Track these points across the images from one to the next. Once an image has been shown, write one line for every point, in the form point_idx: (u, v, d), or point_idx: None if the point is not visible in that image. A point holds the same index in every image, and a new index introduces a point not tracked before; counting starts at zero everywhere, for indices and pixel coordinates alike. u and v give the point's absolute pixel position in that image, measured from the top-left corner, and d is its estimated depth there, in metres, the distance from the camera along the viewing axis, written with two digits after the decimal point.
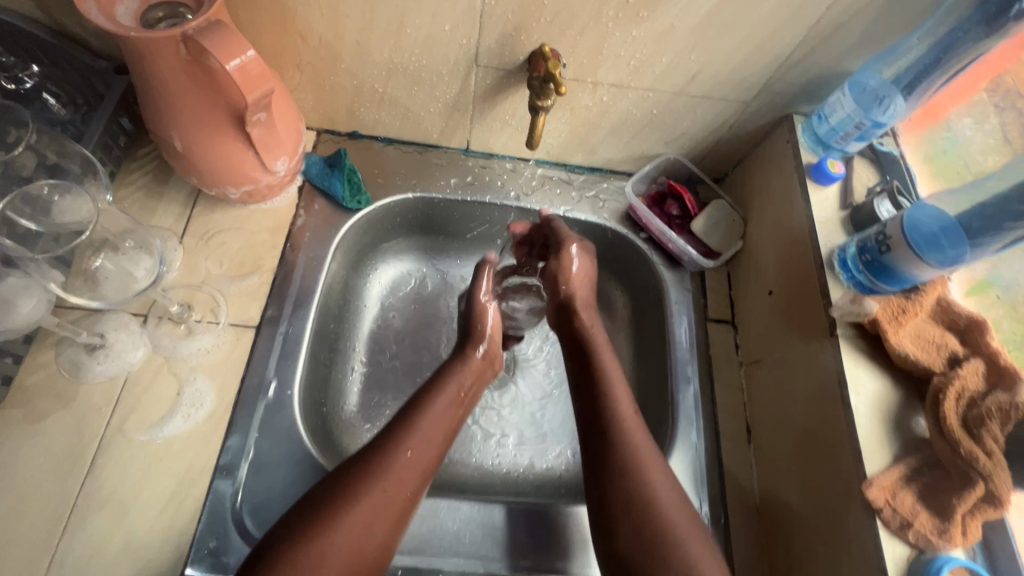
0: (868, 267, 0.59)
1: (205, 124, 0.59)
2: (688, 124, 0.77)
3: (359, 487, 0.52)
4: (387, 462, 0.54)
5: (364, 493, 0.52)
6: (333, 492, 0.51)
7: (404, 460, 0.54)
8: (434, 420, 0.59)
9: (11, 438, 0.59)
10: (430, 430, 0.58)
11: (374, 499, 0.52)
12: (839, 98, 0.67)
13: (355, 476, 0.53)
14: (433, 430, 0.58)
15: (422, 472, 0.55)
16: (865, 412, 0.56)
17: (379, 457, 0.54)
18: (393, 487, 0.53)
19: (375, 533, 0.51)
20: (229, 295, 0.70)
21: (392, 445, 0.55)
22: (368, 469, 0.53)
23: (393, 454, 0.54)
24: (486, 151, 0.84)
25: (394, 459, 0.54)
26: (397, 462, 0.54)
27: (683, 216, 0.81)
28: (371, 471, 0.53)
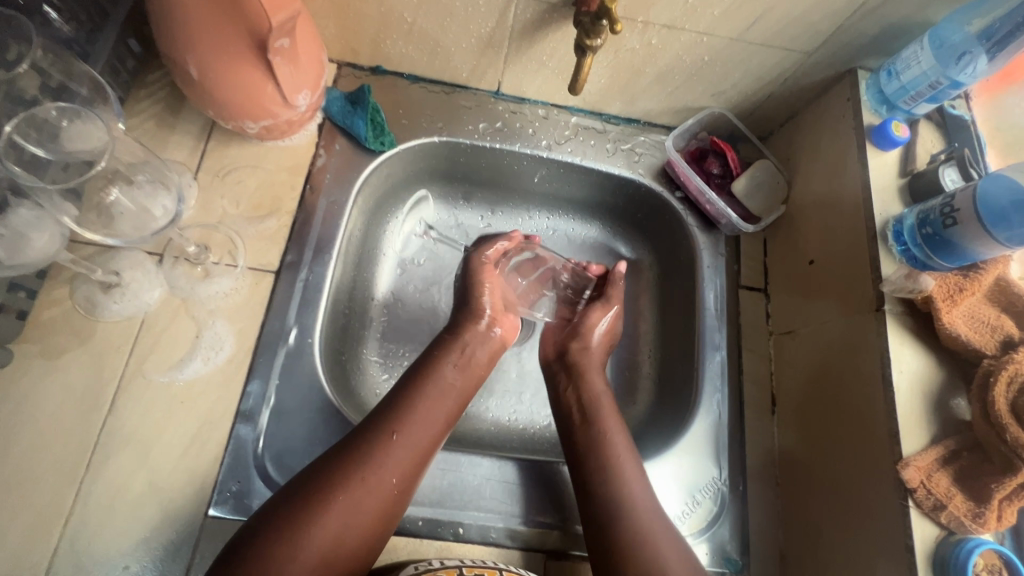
0: (927, 241, 0.56)
1: (223, 50, 0.54)
2: (740, 74, 0.71)
3: (348, 475, 0.50)
4: (378, 448, 0.52)
5: (351, 482, 0.50)
6: (319, 478, 0.50)
7: (395, 446, 0.53)
8: (430, 408, 0.57)
9: (30, 373, 0.58)
10: (426, 416, 0.56)
11: (360, 489, 0.50)
12: (915, 52, 0.61)
13: (342, 463, 0.51)
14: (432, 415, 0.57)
15: (413, 458, 0.54)
16: (906, 391, 0.55)
17: (374, 442, 0.53)
18: (381, 473, 0.52)
19: (358, 523, 0.49)
20: (246, 238, 0.67)
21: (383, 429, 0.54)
22: (355, 456, 0.52)
23: (384, 440, 0.53)
24: (517, 94, 0.79)
25: (382, 445, 0.53)
26: (389, 448, 0.53)
27: (724, 175, 0.77)
28: (358, 458, 0.51)
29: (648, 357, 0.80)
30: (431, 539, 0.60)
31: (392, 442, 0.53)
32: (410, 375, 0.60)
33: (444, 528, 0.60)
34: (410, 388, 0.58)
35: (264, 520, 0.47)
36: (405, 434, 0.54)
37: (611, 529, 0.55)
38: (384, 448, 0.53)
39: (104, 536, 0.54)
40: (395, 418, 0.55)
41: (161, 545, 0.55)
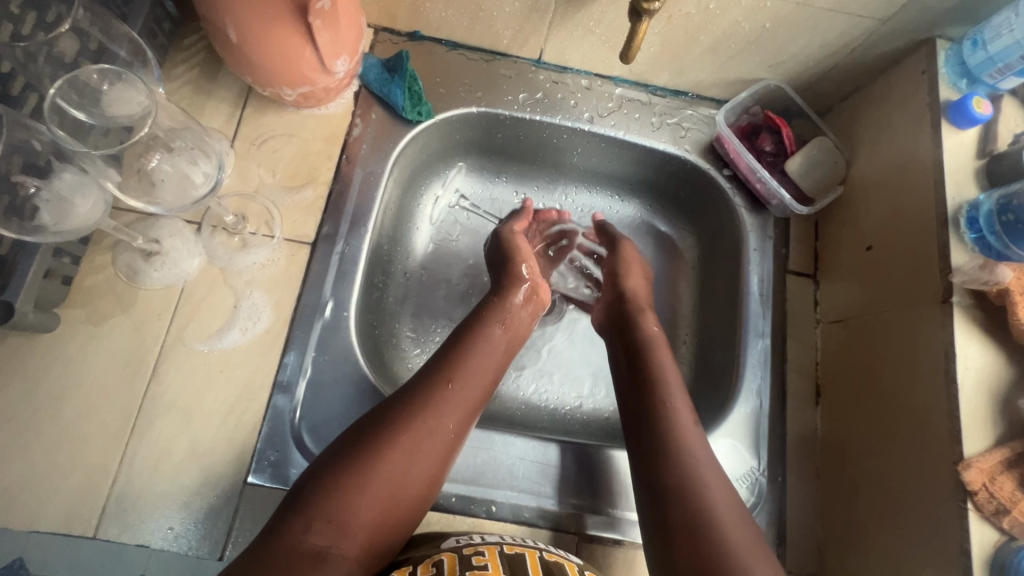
0: (1006, 228, 0.52)
1: (263, 14, 0.52)
2: (802, 43, 0.66)
3: (406, 419, 0.49)
4: (434, 394, 0.52)
5: (411, 425, 0.49)
6: (377, 424, 0.49)
7: (452, 392, 0.52)
8: (483, 358, 0.57)
9: (76, 337, 0.59)
10: (478, 365, 0.56)
11: (420, 433, 0.49)
12: (1008, 18, 0.55)
13: (400, 408, 0.50)
14: (483, 367, 0.56)
15: (468, 405, 0.53)
16: (971, 388, 0.52)
17: (424, 389, 0.52)
18: (439, 417, 0.51)
19: (420, 466, 0.48)
20: (283, 209, 0.66)
21: (437, 377, 0.53)
22: (411, 402, 0.51)
23: (440, 387, 0.52)
24: (560, 63, 0.75)
25: (439, 391, 0.52)
26: (445, 394, 0.52)
27: (777, 154, 0.72)
28: (414, 404, 0.51)
29: (686, 341, 0.78)
30: (463, 516, 0.60)
31: (448, 389, 0.52)
32: (458, 333, 0.59)
33: (477, 505, 0.60)
34: (460, 341, 0.58)
35: (327, 463, 0.47)
36: (460, 382, 0.53)
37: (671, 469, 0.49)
38: (440, 394, 0.52)
39: (150, 498, 0.56)
40: (449, 367, 0.54)
41: (203, 510, 0.56)
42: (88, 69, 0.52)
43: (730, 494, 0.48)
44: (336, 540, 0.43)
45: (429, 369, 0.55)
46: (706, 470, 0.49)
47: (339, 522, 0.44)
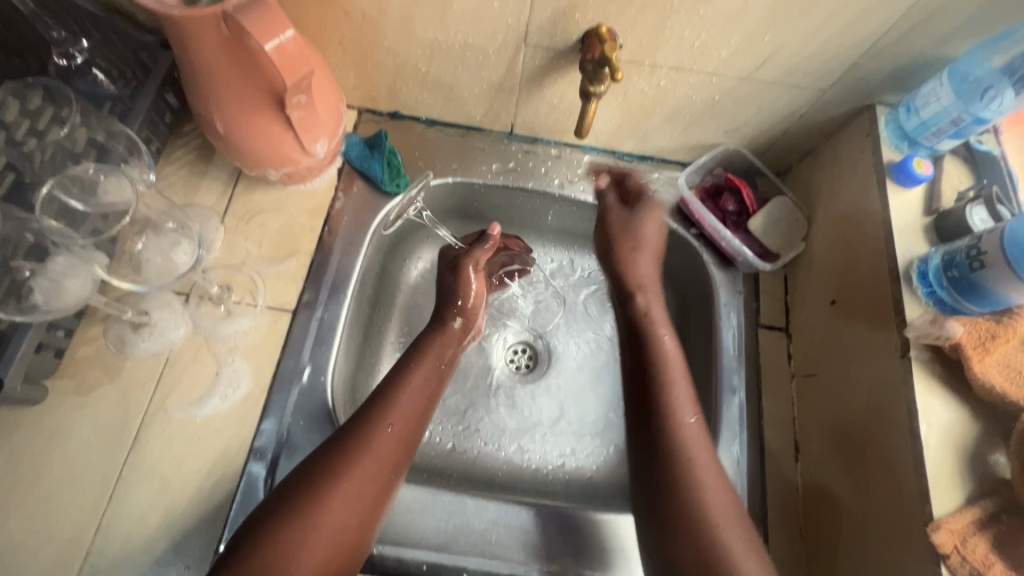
0: (953, 284, 0.54)
1: (249, 108, 0.58)
2: (752, 112, 0.70)
3: (345, 466, 0.52)
4: (371, 439, 0.54)
5: (350, 471, 0.52)
6: (315, 471, 0.51)
7: (389, 436, 0.55)
8: (416, 397, 0.60)
9: (63, 407, 0.61)
10: (412, 405, 0.59)
11: (356, 479, 0.52)
12: (934, 88, 0.59)
13: (336, 455, 0.53)
14: (411, 404, 0.59)
15: (404, 446, 0.56)
16: (936, 445, 0.52)
17: (356, 433, 0.55)
18: (376, 462, 0.53)
19: (358, 511, 0.51)
20: (266, 278, 0.70)
21: (375, 420, 0.56)
22: (350, 448, 0.53)
23: (376, 430, 0.55)
24: (530, 134, 0.80)
25: (376, 435, 0.55)
26: (379, 437, 0.55)
27: (740, 213, 0.75)
28: (350, 448, 0.53)
29: None
30: None
31: (386, 433, 0.55)
32: (395, 369, 0.62)
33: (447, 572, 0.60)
34: (395, 380, 0.61)
35: (265, 514, 0.49)
36: (396, 424, 0.56)
37: (671, 482, 0.53)
38: (377, 438, 0.54)
39: (123, 568, 0.56)
40: (385, 409, 0.57)
41: None
42: (85, 166, 0.58)
43: (725, 498, 0.52)
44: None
45: (366, 411, 0.57)
46: (709, 470, 0.53)
47: (281, 574, 0.46)
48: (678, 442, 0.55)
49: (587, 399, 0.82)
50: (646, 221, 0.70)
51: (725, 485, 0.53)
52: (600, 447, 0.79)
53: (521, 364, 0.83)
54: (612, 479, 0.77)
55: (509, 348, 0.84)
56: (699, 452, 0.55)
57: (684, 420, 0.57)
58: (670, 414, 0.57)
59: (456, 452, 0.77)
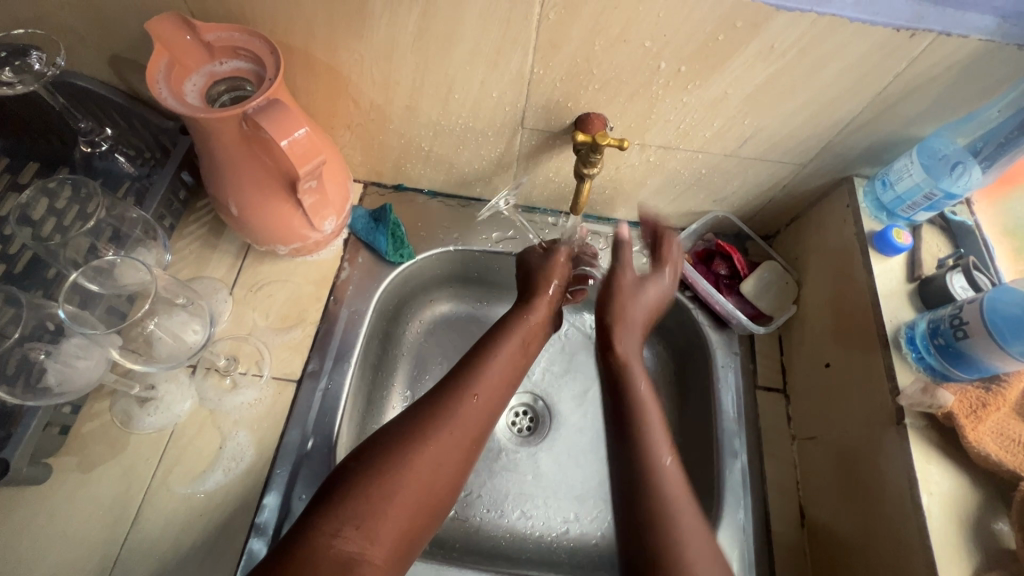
0: (941, 351, 0.56)
1: (263, 193, 0.61)
2: (738, 184, 0.74)
3: (429, 428, 0.53)
4: (459, 405, 0.56)
5: (437, 435, 0.53)
6: (402, 431, 0.53)
7: (474, 405, 0.57)
8: (503, 372, 0.61)
9: (65, 484, 0.61)
10: (498, 379, 0.60)
11: (443, 443, 0.53)
12: (906, 164, 0.63)
13: (426, 416, 0.54)
14: (499, 376, 0.60)
15: (486, 418, 0.58)
16: (939, 515, 0.52)
17: (439, 399, 0.56)
18: (460, 429, 0.55)
19: (441, 476, 0.52)
20: (273, 349, 0.71)
21: (462, 389, 0.57)
22: (437, 414, 0.55)
23: (464, 397, 0.57)
24: (527, 204, 0.84)
25: (463, 401, 0.56)
26: (466, 406, 0.56)
27: (732, 276, 0.77)
28: (439, 412, 0.55)
29: None
30: None
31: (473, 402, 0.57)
32: (479, 345, 0.63)
33: None
34: (482, 353, 0.62)
35: (351, 471, 0.50)
36: (483, 395, 0.58)
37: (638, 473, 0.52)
38: (463, 404, 0.56)
39: None
40: (474, 380, 0.59)
41: None
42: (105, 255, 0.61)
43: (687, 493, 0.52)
44: (365, 546, 0.46)
45: (452, 380, 0.59)
46: (663, 450, 0.54)
47: (366, 530, 0.47)
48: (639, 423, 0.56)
49: (588, 463, 0.81)
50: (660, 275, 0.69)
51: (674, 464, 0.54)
52: (604, 512, 0.78)
53: (523, 427, 0.83)
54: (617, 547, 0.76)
55: (510, 411, 0.84)
56: (661, 446, 0.54)
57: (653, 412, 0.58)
58: (636, 400, 0.58)
59: (458, 520, 0.76)
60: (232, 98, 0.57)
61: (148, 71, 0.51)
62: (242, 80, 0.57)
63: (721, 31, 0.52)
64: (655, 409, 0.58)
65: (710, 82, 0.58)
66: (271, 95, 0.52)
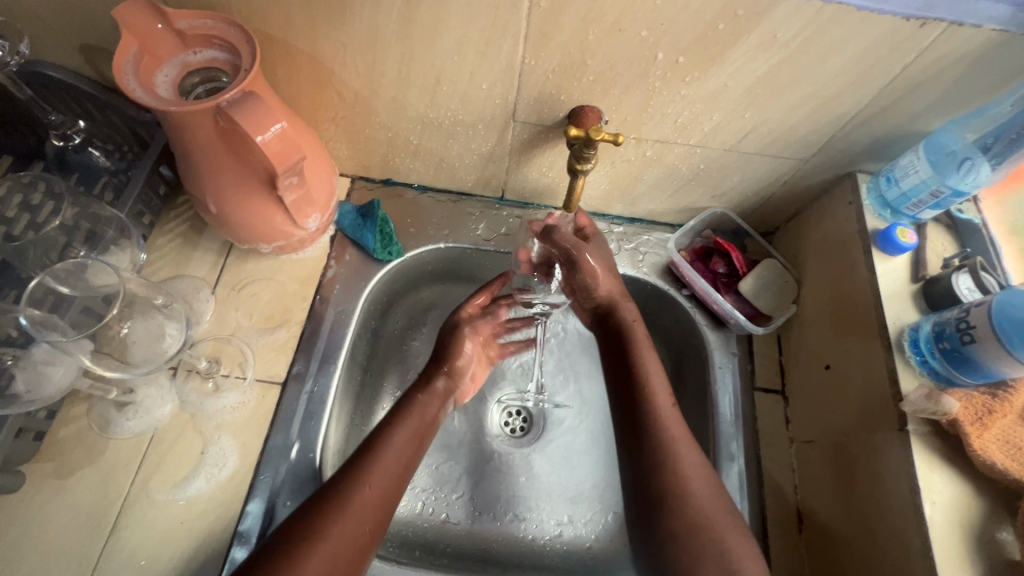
0: (945, 356, 0.54)
1: (242, 189, 0.58)
2: (737, 179, 0.71)
3: (323, 523, 0.50)
4: (354, 498, 0.52)
5: (331, 529, 0.49)
6: (300, 526, 0.49)
7: (373, 497, 0.53)
8: (400, 457, 0.58)
9: (40, 492, 0.59)
10: (393, 470, 0.57)
11: (335, 541, 0.49)
12: (912, 160, 0.61)
13: (321, 509, 0.51)
14: (396, 464, 0.57)
15: (382, 509, 0.54)
16: (942, 524, 0.51)
17: (336, 490, 0.52)
18: (355, 523, 0.51)
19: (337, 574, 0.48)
20: (256, 350, 0.69)
21: (358, 480, 0.54)
22: (328, 507, 0.51)
23: (359, 489, 0.53)
24: (520, 199, 0.81)
25: (358, 492, 0.53)
26: (360, 498, 0.53)
27: (730, 275, 0.75)
28: (333, 506, 0.51)
29: None
30: None
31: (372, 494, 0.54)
32: (375, 432, 0.60)
33: None
34: (375, 445, 0.58)
35: (250, 572, 0.45)
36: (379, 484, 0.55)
37: (665, 495, 0.54)
38: (358, 495, 0.53)
39: None
40: (369, 470, 0.55)
41: None
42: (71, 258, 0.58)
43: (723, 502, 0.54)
44: None
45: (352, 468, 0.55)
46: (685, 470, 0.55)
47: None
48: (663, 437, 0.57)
49: (583, 463, 0.80)
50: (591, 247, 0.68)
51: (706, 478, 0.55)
52: (599, 515, 0.77)
53: (516, 427, 0.82)
54: (611, 549, 0.75)
55: (503, 411, 0.83)
56: (689, 463, 0.55)
57: (674, 431, 0.57)
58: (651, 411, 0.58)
59: (449, 524, 0.74)
60: (208, 90, 0.54)
61: (115, 62, 0.49)
62: (218, 71, 0.54)
63: (721, 21, 0.50)
64: (674, 421, 0.58)
65: (710, 73, 0.55)
66: (246, 87, 0.50)
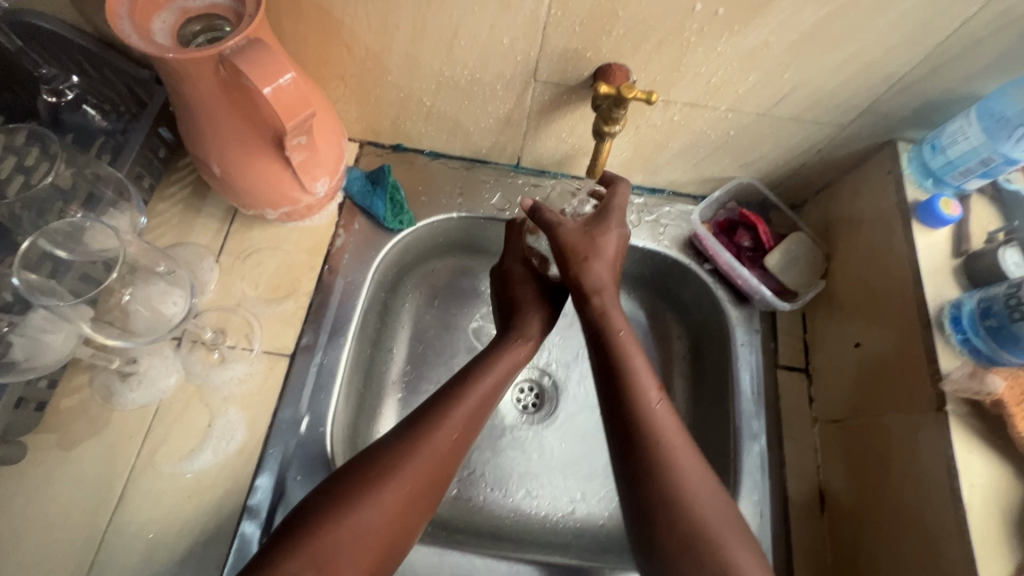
0: (990, 333, 0.52)
1: (246, 148, 0.55)
2: (768, 148, 0.67)
3: (394, 471, 0.51)
4: (439, 437, 0.54)
5: (410, 467, 0.51)
6: (370, 467, 0.51)
7: (452, 442, 0.54)
8: (483, 399, 0.58)
9: (44, 465, 0.57)
10: (483, 403, 0.57)
11: (414, 478, 0.51)
12: (962, 126, 0.57)
13: (397, 454, 0.52)
14: (480, 410, 0.57)
15: (457, 454, 0.55)
16: (980, 507, 0.49)
17: (414, 435, 0.53)
18: (436, 462, 0.53)
19: (405, 519, 0.50)
20: (263, 321, 0.66)
21: (445, 417, 0.55)
22: (412, 448, 0.52)
23: (440, 432, 0.54)
24: (536, 167, 0.77)
25: (435, 437, 0.53)
26: (439, 441, 0.53)
27: (755, 249, 0.72)
28: (411, 452, 0.52)
29: None
30: None
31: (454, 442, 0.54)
32: (473, 366, 0.60)
33: None
34: (470, 378, 0.59)
35: (324, 510, 0.48)
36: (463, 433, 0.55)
37: (658, 498, 0.50)
38: (438, 443, 0.53)
39: None
40: (450, 414, 0.55)
41: None
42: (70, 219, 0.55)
43: (721, 500, 0.51)
44: None
45: (429, 409, 0.56)
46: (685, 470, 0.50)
47: None
48: (649, 432, 0.52)
49: (597, 440, 0.78)
50: (608, 227, 0.62)
51: (703, 478, 0.51)
52: (612, 493, 0.75)
53: (528, 404, 0.80)
54: (625, 527, 0.73)
55: (515, 387, 0.81)
56: (685, 460, 0.51)
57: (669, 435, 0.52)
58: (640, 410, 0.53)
59: (461, 500, 0.73)
60: (209, 40, 0.50)
61: (108, 4, 0.45)
62: (221, 19, 0.50)
63: None
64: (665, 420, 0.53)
65: (751, 28, 0.51)
66: (251, 34, 0.46)
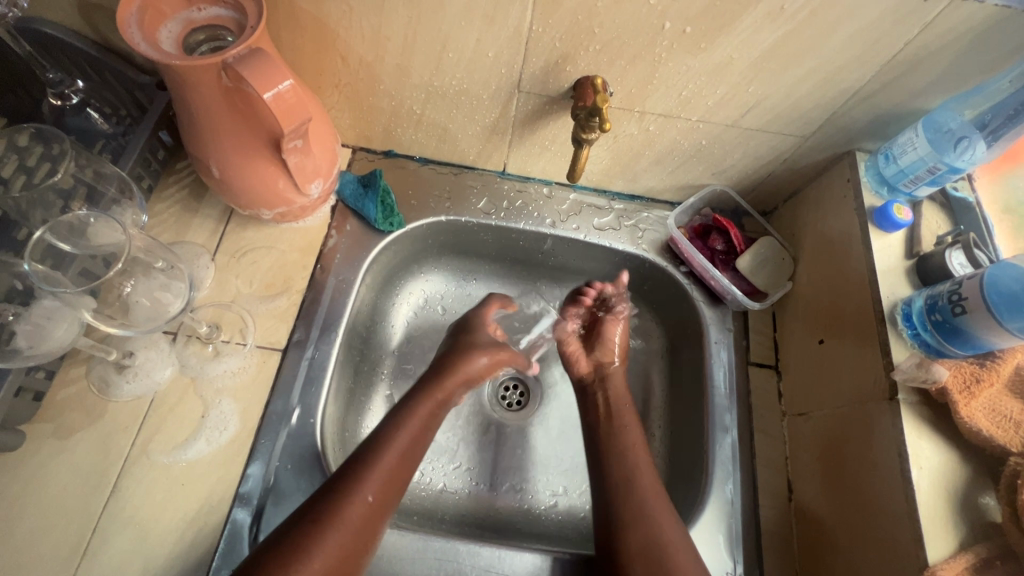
0: (937, 327, 0.56)
1: (245, 151, 0.58)
2: (737, 157, 0.72)
3: (299, 549, 0.50)
4: (344, 511, 0.54)
5: (318, 549, 0.51)
6: (282, 548, 0.50)
7: (367, 507, 0.55)
8: (395, 463, 0.59)
9: (40, 453, 0.59)
10: (389, 472, 0.58)
11: (328, 555, 0.51)
12: (910, 137, 0.62)
13: (306, 529, 0.52)
14: (387, 475, 0.58)
15: (378, 519, 0.55)
16: (929, 489, 0.53)
17: (324, 507, 0.53)
18: (347, 538, 0.52)
19: None
20: (256, 316, 0.69)
21: (352, 491, 0.55)
22: (317, 530, 0.52)
23: (351, 500, 0.54)
24: (521, 173, 0.81)
25: (349, 506, 0.54)
26: (351, 510, 0.54)
27: (728, 251, 0.76)
28: (320, 526, 0.52)
29: (657, 433, 0.77)
30: None
31: (367, 507, 0.55)
32: (372, 438, 0.61)
33: None
34: (375, 445, 0.59)
35: None
36: (378, 496, 0.56)
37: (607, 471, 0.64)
38: (354, 512, 0.54)
39: None
40: (360, 479, 0.56)
41: None
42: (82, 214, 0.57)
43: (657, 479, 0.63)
44: None
45: (340, 479, 0.56)
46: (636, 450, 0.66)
47: None
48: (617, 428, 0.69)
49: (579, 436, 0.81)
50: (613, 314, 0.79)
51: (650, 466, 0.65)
52: None
53: (513, 401, 0.83)
54: None
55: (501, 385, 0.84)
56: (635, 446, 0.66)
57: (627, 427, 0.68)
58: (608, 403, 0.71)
59: (447, 493, 0.75)
60: (212, 49, 0.54)
61: (119, 14, 0.47)
62: (223, 29, 0.53)
63: None
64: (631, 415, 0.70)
65: (716, 44, 0.56)
66: (252, 44, 0.49)
